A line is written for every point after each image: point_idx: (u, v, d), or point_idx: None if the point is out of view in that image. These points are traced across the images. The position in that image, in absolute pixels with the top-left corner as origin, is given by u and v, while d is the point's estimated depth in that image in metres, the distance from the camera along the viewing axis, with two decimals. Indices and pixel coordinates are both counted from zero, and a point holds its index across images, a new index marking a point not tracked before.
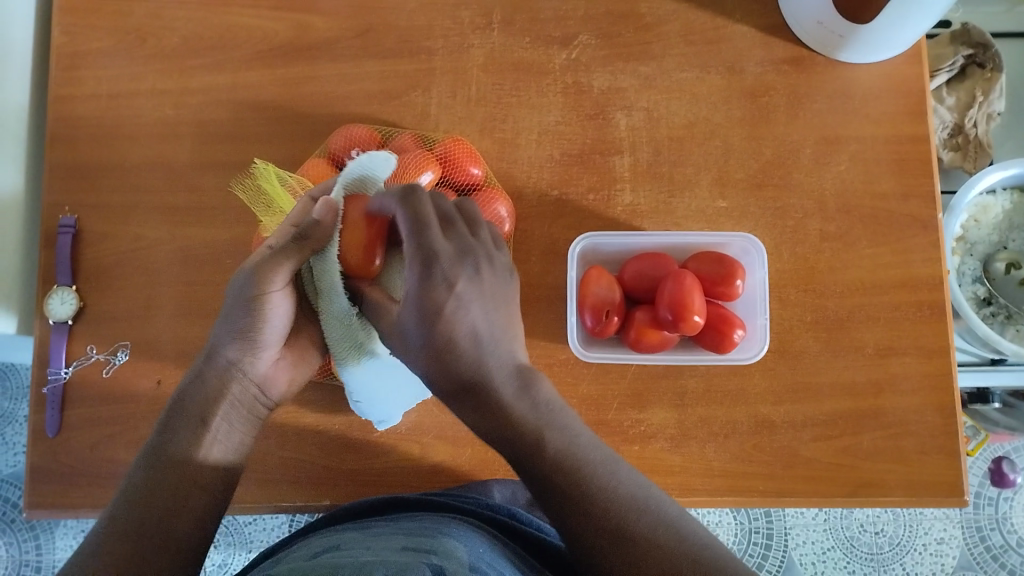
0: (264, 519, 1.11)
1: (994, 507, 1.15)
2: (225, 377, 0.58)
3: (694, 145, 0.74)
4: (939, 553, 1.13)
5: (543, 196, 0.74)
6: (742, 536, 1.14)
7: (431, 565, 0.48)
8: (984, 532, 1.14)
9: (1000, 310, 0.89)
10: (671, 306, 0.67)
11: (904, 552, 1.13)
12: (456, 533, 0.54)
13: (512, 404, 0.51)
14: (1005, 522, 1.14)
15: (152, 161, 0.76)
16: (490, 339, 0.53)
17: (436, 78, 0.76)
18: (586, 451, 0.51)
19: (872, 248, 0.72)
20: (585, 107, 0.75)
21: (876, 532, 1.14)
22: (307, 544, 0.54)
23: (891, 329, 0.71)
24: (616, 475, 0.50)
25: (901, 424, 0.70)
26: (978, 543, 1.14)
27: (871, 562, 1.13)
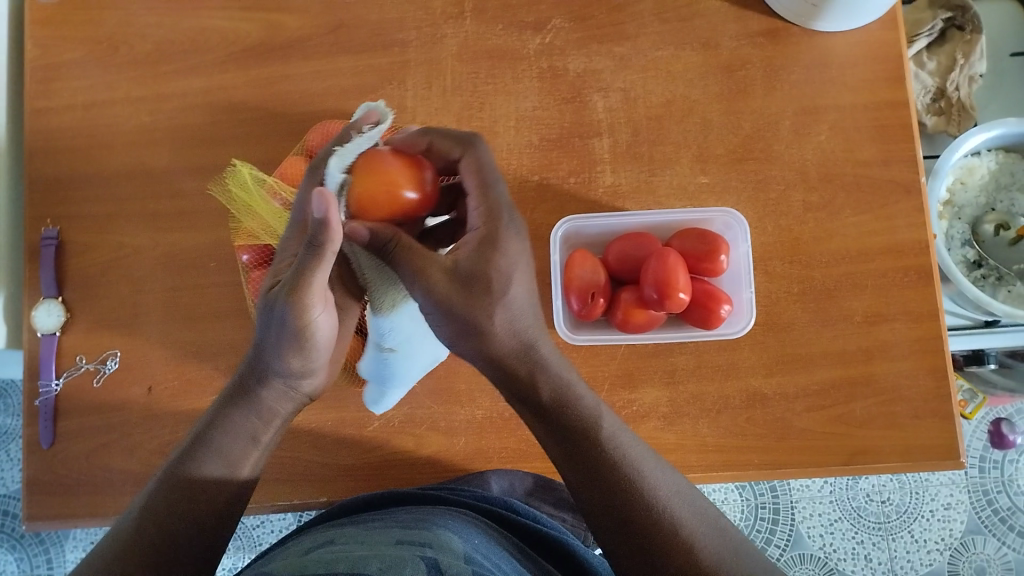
0: (272, 522, 1.12)
1: (999, 471, 1.15)
2: (273, 394, 0.58)
3: (673, 123, 0.74)
4: (946, 518, 1.13)
5: (524, 182, 0.74)
6: (749, 512, 1.15)
7: (425, 558, 0.48)
8: (990, 496, 1.14)
9: (991, 272, 0.89)
10: (655, 284, 0.67)
11: (912, 519, 1.14)
12: (453, 525, 0.55)
13: (578, 394, 0.54)
14: (1011, 484, 1.15)
15: (131, 169, 0.76)
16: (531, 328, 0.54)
17: (411, 71, 0.76)
18: (649, 477, 0.53)
19: (856, 216, 0.72)
20: (561, 91, 0.75)
21: (883, 501, 1.14)
22: (304, 541, 0.55)
23: (879, 296, 0.71)
24: (683, 510, 0.52)
25: (894, 390, 0.70)
26: (984, 507, 1.14)
27: (878, 531, 1.14)
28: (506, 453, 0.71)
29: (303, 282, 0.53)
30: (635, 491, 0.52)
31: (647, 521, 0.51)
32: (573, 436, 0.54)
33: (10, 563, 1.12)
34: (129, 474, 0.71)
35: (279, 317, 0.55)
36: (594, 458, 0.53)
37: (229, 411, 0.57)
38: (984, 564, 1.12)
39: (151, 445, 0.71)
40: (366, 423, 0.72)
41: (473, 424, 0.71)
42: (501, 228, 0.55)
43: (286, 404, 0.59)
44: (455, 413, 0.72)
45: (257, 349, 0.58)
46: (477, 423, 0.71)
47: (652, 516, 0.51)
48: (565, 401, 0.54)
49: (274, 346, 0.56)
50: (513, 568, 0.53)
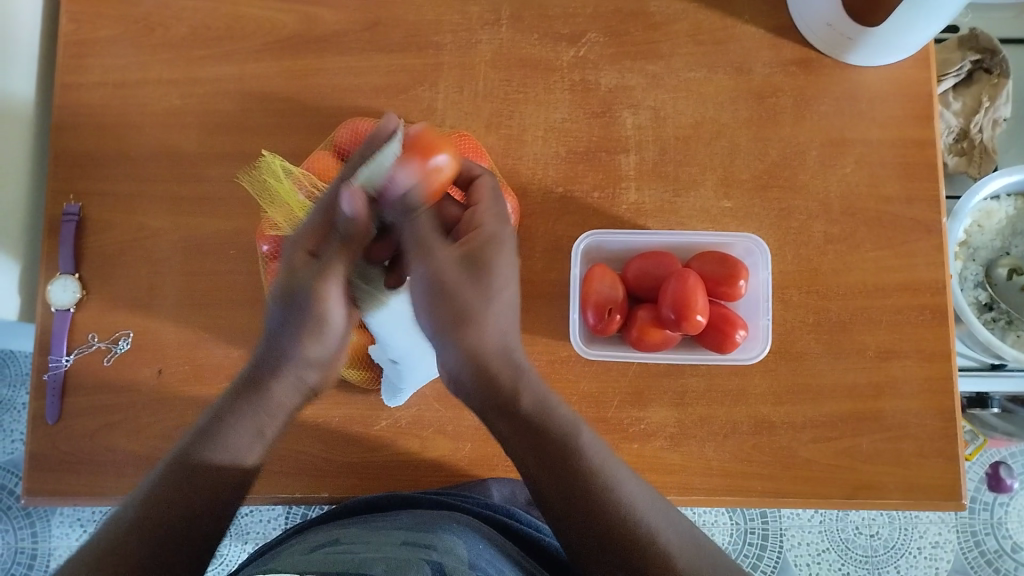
0: (261, 511, 1.11)
1: (989, 513, 1.16)
2: (283, 388, 0.57)
3: (700, 145, 0.74)
4: (933, 557, 1.14)
5: (548, 192, 0.74)
6: (738, 536, 1.15)
7: (430, 562, 0.49)
8: (979, 537, 1.15)
9: (1001, 316, 0.89)
10: (673, 305, 0.67)
11: (899, 555, 1.14)
12: (457, 530, 0.55)
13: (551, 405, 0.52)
14: (1000, 527, 1.15)
15: (157, 150, 0.76)
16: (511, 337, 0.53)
17: (443, 73, 0.76)
18: (622, 484, 0.51)
19: (876, 251, 0.72)
20: (591, 105, 0.75)
21: (871, 534, 1.15)
22: (308, 540, 0.56)
23: (893, 333, 0.71)
24: (660, 530, 0.50)
25: (901, 426, 0.70)
26: (972, 547, 1.15)
27: (864, 564, 1.14)
28: (511, 462, 0.71)
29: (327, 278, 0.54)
30: (619, 518, 0.49)
31: (629, 542, 0.48)
32: (551, 446, 0.51)
33: None
34: (133, 455, 0.71)
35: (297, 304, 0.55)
36: (569, 469, 0.51)
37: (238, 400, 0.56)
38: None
39: (157, 427, 0.71)
40: (373, 422, 0.72)
41: (481, 431, 0.71)
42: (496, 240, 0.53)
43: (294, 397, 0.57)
44: (463, 418, 0.72)
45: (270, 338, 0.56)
46: (485, 430, 0.71)
47: (629, 533, 0.49)
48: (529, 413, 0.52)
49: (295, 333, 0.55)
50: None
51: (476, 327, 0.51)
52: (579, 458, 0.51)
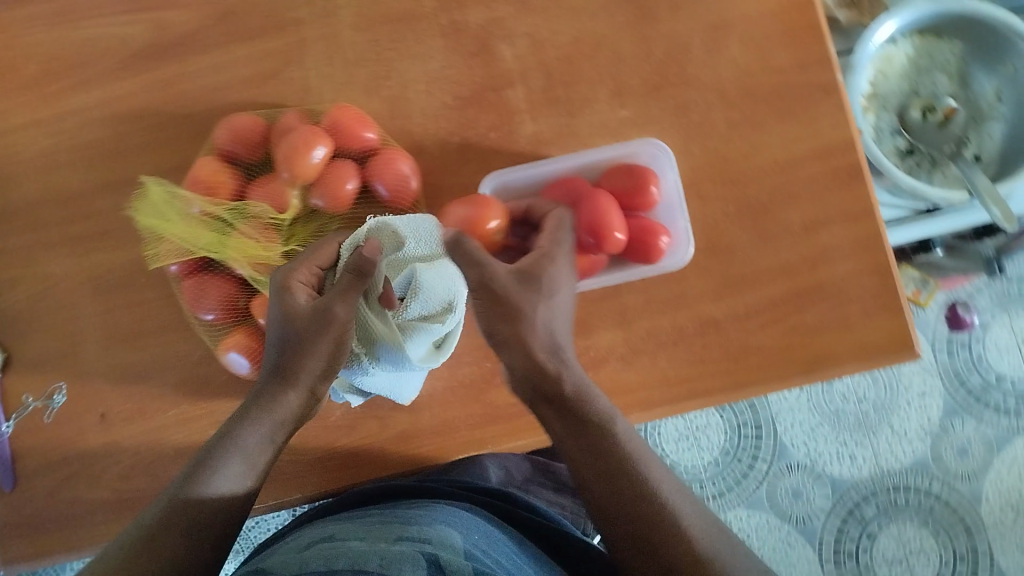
0: (267, 521, 1.11)
1: (968, 351, 1.21)
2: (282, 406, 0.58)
3: (584, 60, 0.73)
4: (923, 405, 1.20)
5: (444, 144, 0.73)
6: (731, 431, 1.20)
7: (426, 555, 0.50)
8: (963, 376, 1.21)
9: (924, 158, 0.89)
10: (588, 229, 0.67)
11: (890, 412, 1.20)
12: (450, 518, 0.57)
13: (594, 395, 0.58)
14: (982, 362, 1.21)
15: (41, 195, 0.73)
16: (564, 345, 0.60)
17: (309, 49, 0.73)
18: (652, 468, 0.55)
19: (780, 125, 0.71)
20: (466, 45, 0.73)
21: (859, 399, 1.20)
22: (304, 537, 0.57)
23: (814, 202, 0.71)
24: (681, 505, 0.53)
25: (841, 291, 0.70)
26: (959, 388, 1.21)
27: (859, 429, 1.20)
28: (473, 418, 0.71)
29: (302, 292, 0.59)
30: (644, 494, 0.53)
31: (658, 518, 0.52)
32: (588, 423, 0.56)
33: None
34: (97, 505, 0.69)
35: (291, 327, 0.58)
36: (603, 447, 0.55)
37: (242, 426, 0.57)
38: (966, 444, 1.19)
39: (114, 472, 0.69)
40: (328, 414, 0.71)
41: (436, 397, 0.71)
42: (545, 263, 0.61)
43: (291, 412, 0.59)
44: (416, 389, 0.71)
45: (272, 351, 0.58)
46: (440, 395, 0.71)
47: (657, 507, 0.52)
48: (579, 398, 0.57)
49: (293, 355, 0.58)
50: (512, 561, 0.55)
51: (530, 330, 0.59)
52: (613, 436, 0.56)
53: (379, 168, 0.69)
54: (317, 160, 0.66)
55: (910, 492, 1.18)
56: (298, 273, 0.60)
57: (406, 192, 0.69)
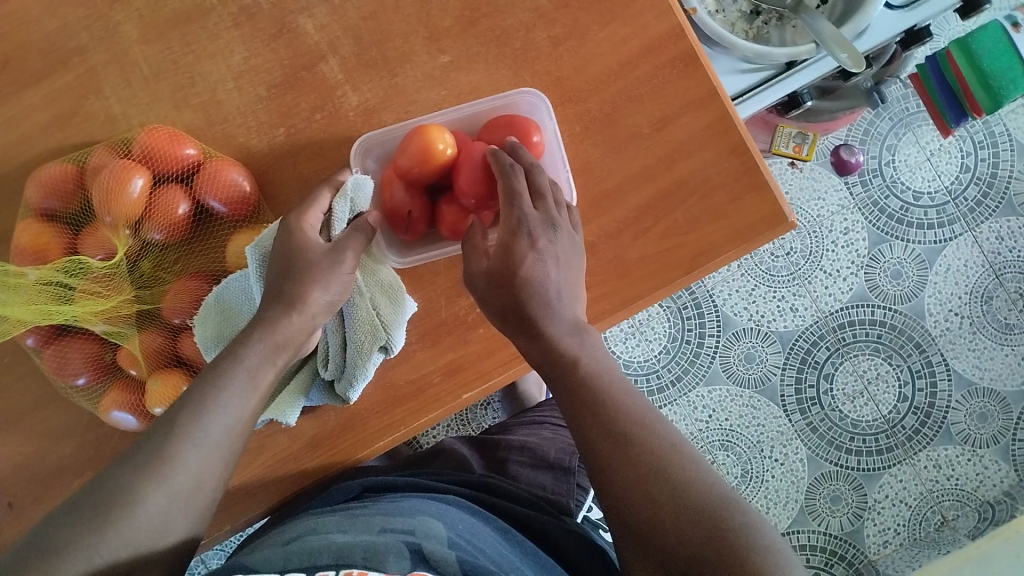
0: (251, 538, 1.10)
1: (880, 177, 1.23)
2: (257, 367, 0.56)
3: (391, 14, 0.69)
4: (849, 242, 1.22)
5: (273, 138, 0.69)
6: (673, 316, 1.20)
7: (411, 545, 0.54)
8: (881, 204, 1.22)
9: (771, 16, 0.87)
10: (469, 194, 0.63)
11: (819, 257, 1.22)
12: (432, 514, 0.62)
13: (582, 340, 0.55)
14: (896, 185, 1.22)
15: None
16: (555, 297, 0.56)
17: (103, 75, 0.68)
18: (654, 423, 0.51)
19: (604, 30, 0.69)
20: (264, 28, 0.69)
21: (787, 252, 1.22)
22: (284, 533, 0.59)
23: (657, 99, 0.69)
24: (678, 459, 0.49)
25: (706, 182, 0.69)
26: (879, 216, 1.22)
27: (793, 280, 1.22)
28: (378, 404, 0.69)
29: (305, 230, 0.61)
30: (638, 446, 0.49)
31: (647, 470, 0.48)
32: (568, 381, 0.53)
33: None
34: None
35: (292, 264, 0.59)
36: (589, 399, 0.52)
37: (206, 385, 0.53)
38: (898, 266, 1.21)
39: None
40: None
41: None
42: (551, 219, 0.58)
43: (269, 370, 0.56)
44: None
45: (269, 294, 0.59)
46: None
47: (650, 459, 0.48)
48: (551, 348, 0.54)
49: (290, 293, 0.58)
50: (493, 548, 0.60)
51: (523, 295, 0.55)
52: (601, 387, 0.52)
53: (207, 183, 0.65)
54: (137, 192, 0.63)
55: (856, 326, 1.21)
56: (306, 217, 0.62)
57: (242, 198, 0.66)
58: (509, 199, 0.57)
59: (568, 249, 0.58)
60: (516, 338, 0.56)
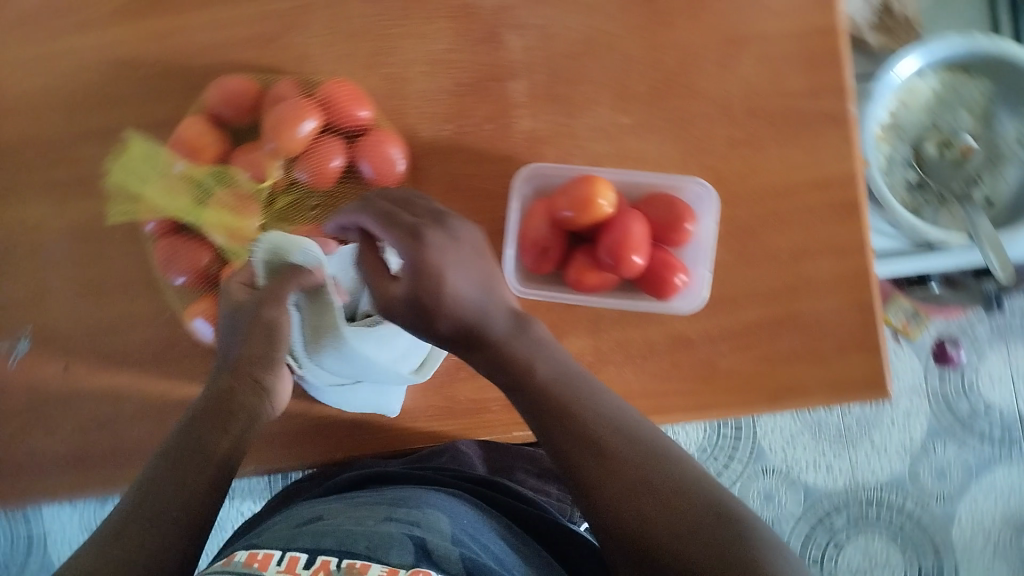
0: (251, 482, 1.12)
1: (960, 377, 1.18)
2: (238, 404, 0.56)
3: (592, 60, 0.71)
4: (907, 427, 1.18)
5: (438, 130, 0.71)
6: (711, 432, 1.18)
7: (414, 539, 0.53)
8: (951, 401, 1.18)
9: (933, 195, 0.87)
10: (609, 249, 0.64)
11: (873, 428, 1.18)
12: (439, 502, 0.60)
13: (575, 404, 0.49)
14: (973, 389, 1.18)
15: (29, 136, 0.72)
16: (537, 346, 0.52)
17: (313, 15, 0.72)
18: (661, 443, 0.48)
19: (781, 149, 0.69)
20: (474, 31, 0.72)
21: (843, 413, 1.19)
22: (293, 516, 0.59)
23: (804, 232, 0.69)
24: (686, 474, 0.46)
25: (820, 325, 0.68)
26: (945, 412, 1.18)
27: (840, 440, 1.18)
28: (432, 412, 0.70)
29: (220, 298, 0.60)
30: (645, 478, 0.45)
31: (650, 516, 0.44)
32: (562, 445, 0.48)
33: None
34: (50, 451, 0.69)
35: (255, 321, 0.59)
36: (585, 466, 0.46)
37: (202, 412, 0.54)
38: (945, 466, 1.17)
39: (71, 420, 0.69)
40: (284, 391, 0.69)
41: None
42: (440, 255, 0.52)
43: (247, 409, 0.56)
44: None
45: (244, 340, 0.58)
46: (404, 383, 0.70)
47: (666, 483, 0.45)
48: (500, 359, 0.51)
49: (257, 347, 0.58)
50: (501, 548, 0.58)
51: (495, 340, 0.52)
52: (599, 438, 0.47)
53: (366, 149, 0.67)
54: (304, 133, 0.65)
55: (883, 507, 1.16)
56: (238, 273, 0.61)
57: (392, 174, 0.68)
58: (406, 234, 0.53)
59: (539, 319, 0.54)
60: (468, 355, 0.53)
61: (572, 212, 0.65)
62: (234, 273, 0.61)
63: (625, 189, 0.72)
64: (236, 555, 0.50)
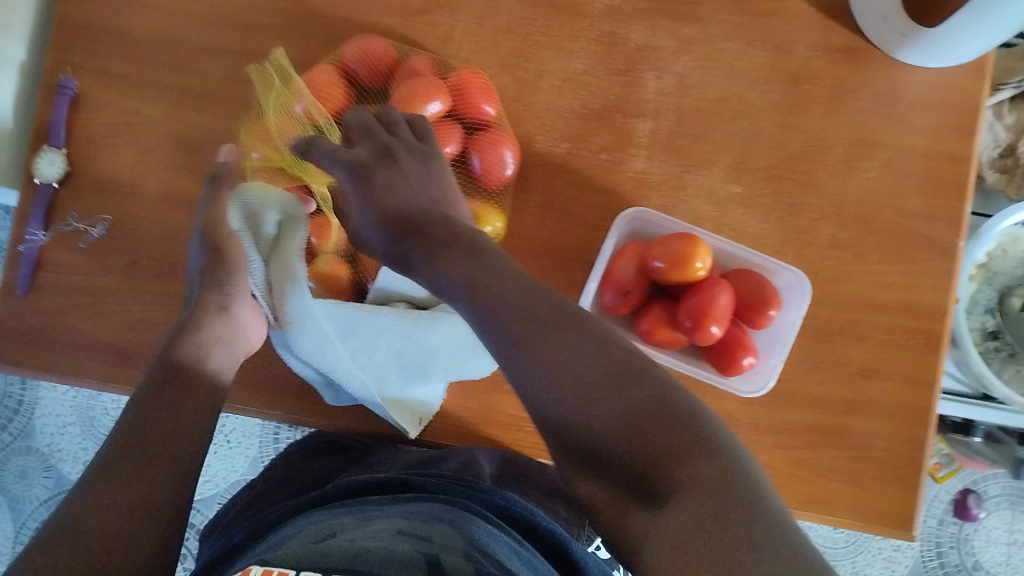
0: (244, 424, 1.10)
1: (957, 529, 1.09)
2: (211, 324, 0.59)
3: (721, 122, 0.70)
4: (892, 559, 1.10)
5: (553, 145, 0.71)
6: None
7: (427, 560, 0.44)
8: (942, 549, 1.10)
9: (1005, 347, 0.86)
10: (690, 312, 0.64)
11: (858, 551, 1.09)
12: (463, 516, 0.51)
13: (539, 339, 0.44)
14: (966, 543, 1.10)
15: (162, 34, 0.73)
16: (461, 236, 0.53)
17: (466, 1, 0.72)
18: (631, 352, 0.44)
19: (880, 265, 0.69)
20: (615, 60, 0.71)
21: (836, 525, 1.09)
22: (297, 524, 0.50)
23: (880, 351, 0.68)
24: (667, 385, 0.41)
25: (868, 448, 0.67)
26: (933, 558, 1.10)
27: (821, 554, 1.09)
28: (468, 412, 0.69)
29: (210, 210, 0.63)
30: (617, 386, 0.41)
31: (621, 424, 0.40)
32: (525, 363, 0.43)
33: None
34: (93, 342, 0.69)
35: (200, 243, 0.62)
36: (548, 384, 0.42)
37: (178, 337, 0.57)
38: None
39: (123, 318, 0.69)
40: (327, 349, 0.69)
41: None
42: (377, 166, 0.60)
43: (221, 331, 0.59)
44: None
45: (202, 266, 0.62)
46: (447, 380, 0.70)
47: (645, 391, 0.41)
48: (444, 265, 0.50)
49: (217, 269, 0.61)
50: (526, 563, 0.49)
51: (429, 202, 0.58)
52: (562, 334, 0.44)
53: (482, 145, 0.67)
54: (428, 115, 0.66)
55: None
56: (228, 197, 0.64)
57: (500, 176, 0.68)
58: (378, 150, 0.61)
59: (415, 179, 0.59)
60: (416, 261, 0.54)
61: (663, 264, 0.65)
62: (202, 201, 0.64)
63: (721, 258, 0.71)
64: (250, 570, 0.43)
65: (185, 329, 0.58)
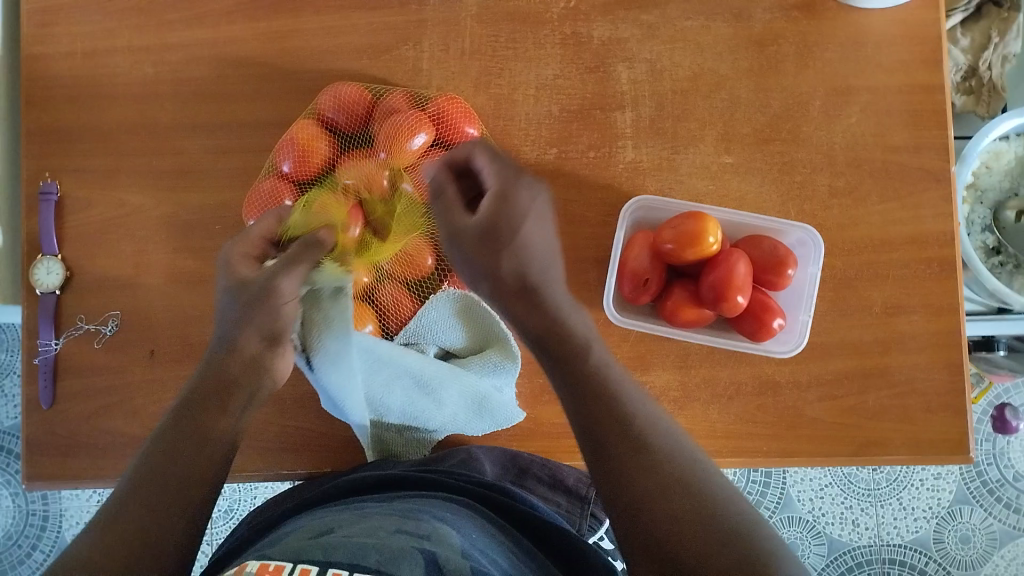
0: (275, 490, 1.09)
1: (990, 443, 1.12)
2: (237, 389, 0.56)
3: (699, 98, 0.71)
4: (936, 488, 1.10)
5: (542, 154, 0.71)
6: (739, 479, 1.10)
7: (423, 553, 0.43)
8: (981, 468, 1.11)
9: (1009, 261, 0.88)
10: (713, 286, 0.65)
11: (902, 487, 1.10)
12: (446, 515, 0.50)
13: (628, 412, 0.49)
14: (1003, 457, 1.12)
15: (135, 123, 0.73)
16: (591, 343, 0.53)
17: (427, 30, 0.72)
18: (709, 470, 0.47)
19: (881, 204, 0.70)
20: (584, 60, 0.72)
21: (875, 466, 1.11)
22: (301, 527, 0.48)
23: (900, 286, 0.69)
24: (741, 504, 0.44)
25: (909, 382, 0.68)
26: (974, 478, 1.11)
27: (868, 497, 1.10)
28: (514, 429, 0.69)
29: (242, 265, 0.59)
30: (691, 488, 0.45)
31: (693, 530, 0.42)
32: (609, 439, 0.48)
33: (6, 498, 1.11)
34: (131, 438, 0.69)
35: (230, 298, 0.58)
36: (629, 480, 0.45)
37: (195, 410, 0.54)
38: (970, 533, 1.10)
39: (155, 409, 0.69)
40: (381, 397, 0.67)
41: None
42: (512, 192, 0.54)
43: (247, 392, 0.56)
44: None
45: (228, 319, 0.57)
46: None
47: (723, 513, 0.43)
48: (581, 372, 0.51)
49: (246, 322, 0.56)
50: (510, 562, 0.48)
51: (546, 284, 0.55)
52: (640, 437, 0.47)
53: None
54: (415, 147, 0.65)
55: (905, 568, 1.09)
56: (245, 245, 0.60)
57: None
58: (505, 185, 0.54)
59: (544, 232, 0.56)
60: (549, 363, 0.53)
61: (674, 245, 0.66)
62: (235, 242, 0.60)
63: (728, 228, 0.72)
64: (246, 565, 0.41)
65: (204, 395, 0.55)
